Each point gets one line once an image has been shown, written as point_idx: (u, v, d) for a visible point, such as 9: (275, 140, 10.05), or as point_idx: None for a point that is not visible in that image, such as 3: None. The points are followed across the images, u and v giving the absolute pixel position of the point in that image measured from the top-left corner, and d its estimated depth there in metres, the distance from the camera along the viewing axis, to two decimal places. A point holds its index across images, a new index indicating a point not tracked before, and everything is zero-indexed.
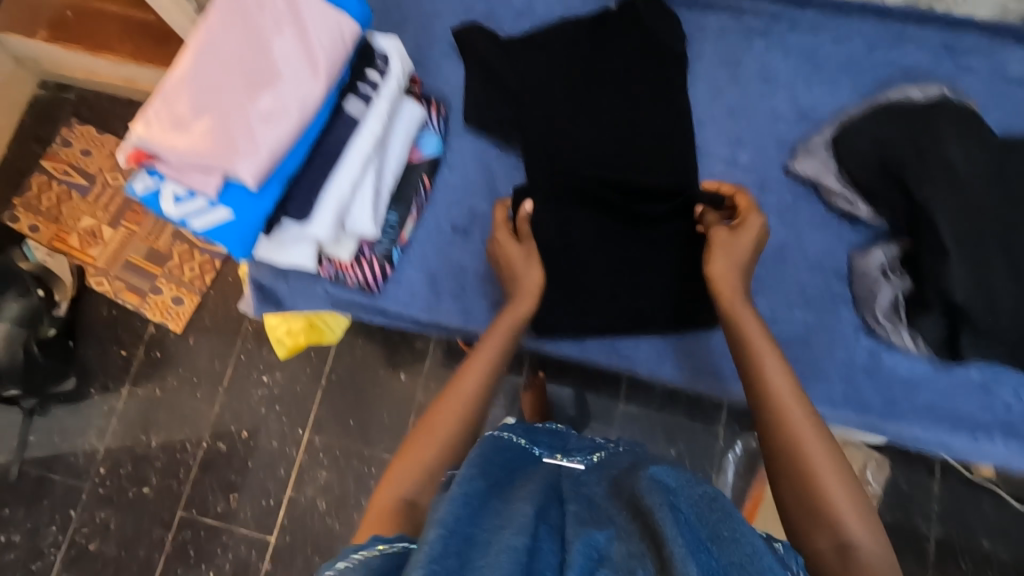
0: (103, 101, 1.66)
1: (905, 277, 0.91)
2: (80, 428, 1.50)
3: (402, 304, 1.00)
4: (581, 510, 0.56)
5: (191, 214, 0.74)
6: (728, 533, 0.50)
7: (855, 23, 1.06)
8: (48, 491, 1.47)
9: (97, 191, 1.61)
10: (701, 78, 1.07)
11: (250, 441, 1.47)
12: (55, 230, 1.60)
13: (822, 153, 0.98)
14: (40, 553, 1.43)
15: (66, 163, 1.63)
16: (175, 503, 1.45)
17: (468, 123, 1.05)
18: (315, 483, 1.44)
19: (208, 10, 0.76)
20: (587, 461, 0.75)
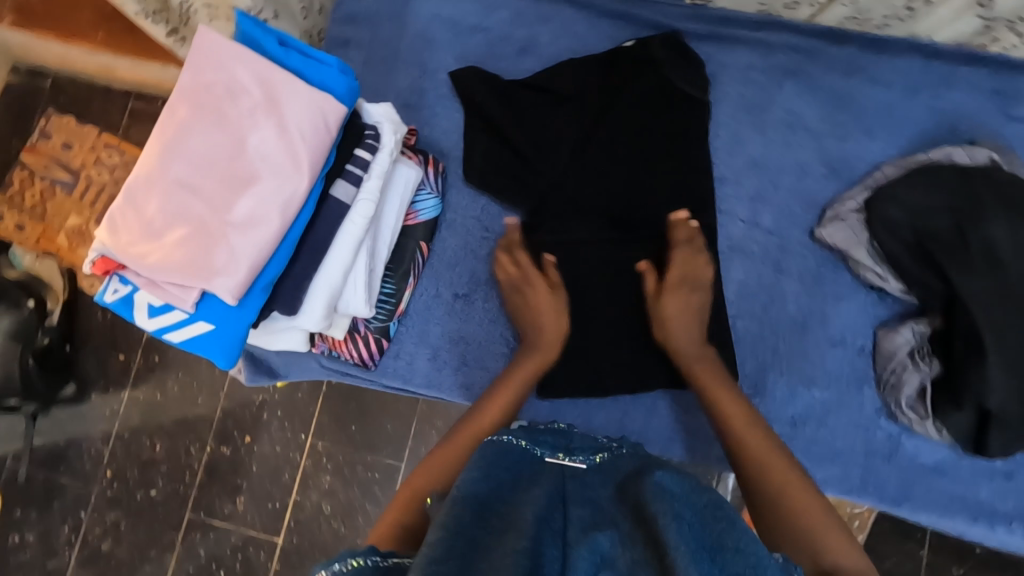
0: (80, 89, 1.54)
1: (934, 363, 0.84)
2: (85, 431, 1.45)
3: (401, 377, 0.95)
4: (585, 518, 0.47)
5: (168, 327, 0.68)
6: (732, 543, 0.43)
7: (896, 62, 0.95)
8: (58, 493, 1.42)
9: (82, 187, 1.45)
10: (722, 125, 0.98)
11: (252, 445, 1.41)
12: (40, 231, 1.42)
13: (853, 222, 0.89)
14: (55, 551, 1.39)
15: (45, 155, 1.44)
16: (182, 505, 1.40)
17: (468, 180, 0.97)
18: (320, 488, 1.38)
19: (175, 99, 0.69)
20: (590, 463, 0.61)
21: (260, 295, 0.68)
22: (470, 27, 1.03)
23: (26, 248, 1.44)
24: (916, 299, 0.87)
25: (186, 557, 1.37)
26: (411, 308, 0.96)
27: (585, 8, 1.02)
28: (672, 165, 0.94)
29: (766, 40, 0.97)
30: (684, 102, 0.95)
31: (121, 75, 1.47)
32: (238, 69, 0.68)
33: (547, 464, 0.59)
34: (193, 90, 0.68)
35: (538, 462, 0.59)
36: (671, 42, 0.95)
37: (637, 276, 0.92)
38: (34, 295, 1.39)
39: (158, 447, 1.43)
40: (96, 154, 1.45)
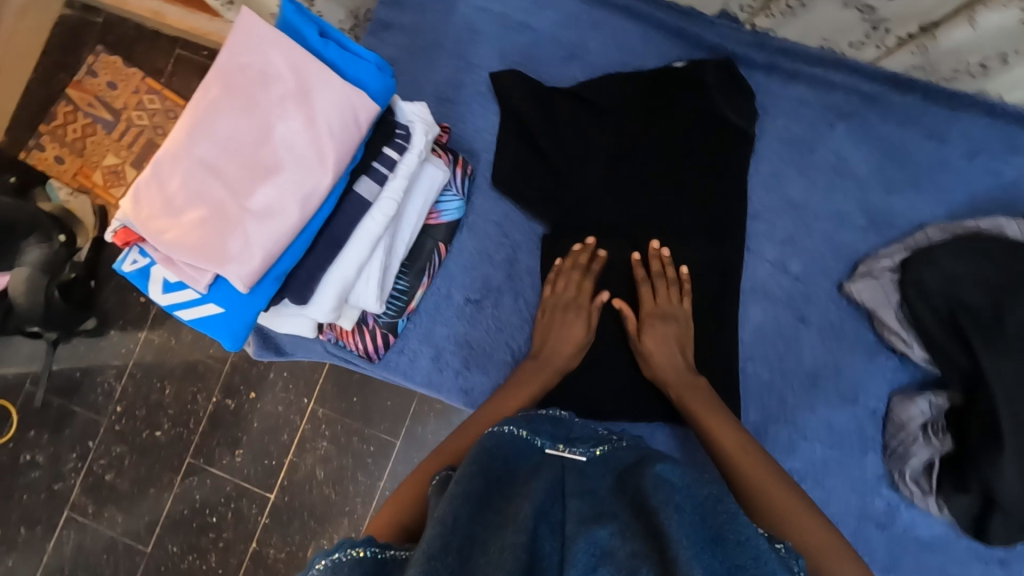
0: (128, 29, 1.51)
1: (946, 440, 0.81)
2: (99, 366, 1.47)
3: (402, 373, 0.95)
4: (583, 509, 0.44)
5: (180, 305, 0.69)
6: (733, 536, 0.41)
7: (959, 119, 0.90)
8: (69, 422, 1.46)
9: (122, 128, 1.49)
10: (764, 161, 0.94)
11: (256, 402, 1.44)
12: (79, 165, 1.49)
13: (886, 281, 0.86)
14: (61, 476, 1.43)
15: (91, 94, 1.50)
16: (185, 450, 1.44)
17: (495, 185, 0.95)
18: (316, 452, 1.40)
19: (209, 77, 0.68)
20: (590, 453, 0.55)
21: (271, 285, 0.68)
22: (518, 26, 1.00)
23: (62, 181, 1.48)
24: (939, 371, 0.84)
25: (181, 498, 1.41)
26: (421, 307, 0.96)
27: (639, 20, 0.98)
28: (706, 196, 0.91)
29: (825, 77, 0.92)
30: (727, 132, 0.91)
31: (169, 20, 1.43)
32: (275, 55, 0.67)
33: (546, 456, 0.55)
34: (228, 71, 0.67)
35: (536, 455, 0.55)
36: (724, 69, 0.91)
37: None
38: (65, 230, 1.38)
39: (168, 391, 1.46)
40: (139, 98, 1.49)
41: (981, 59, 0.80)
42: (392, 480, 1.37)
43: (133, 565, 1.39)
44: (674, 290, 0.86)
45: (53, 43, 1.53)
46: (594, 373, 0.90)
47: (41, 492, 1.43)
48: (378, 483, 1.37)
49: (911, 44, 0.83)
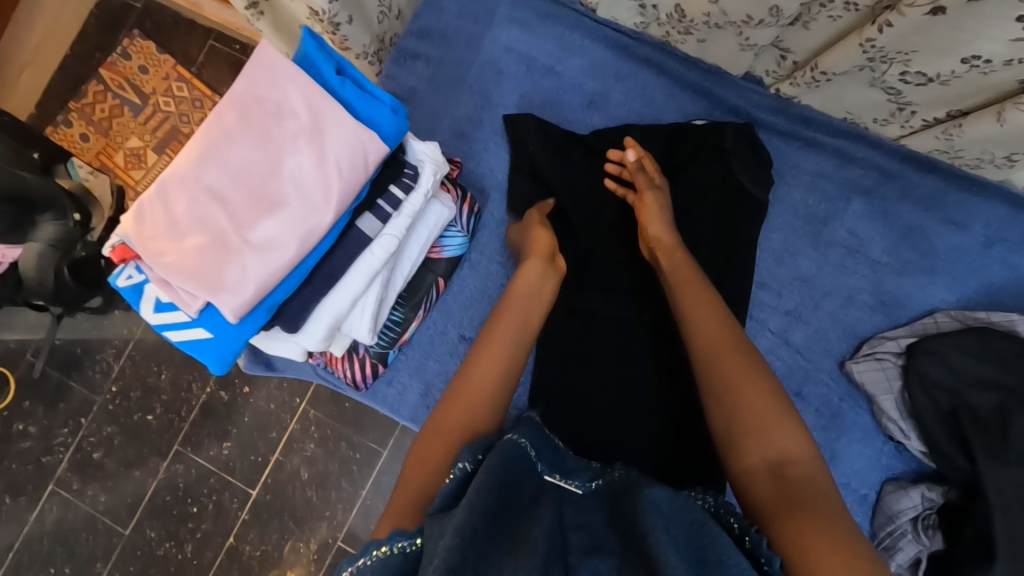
0: (165, 16, 1.50)
1: (936, 538, 0.78)
2: (100, 344, 1.48)
3: (389, 404, 0.95)
4: (581, 541, 0.46)
5: (170, 325, 0.69)
6: (716, 557, 0.43)
7: (982, 207, 0.87)
8: (64, 396, 1.46)
9: (148, 112, 1.48)
10: (776, 228, 0.92)
11: (249, 397, 1.43)
12: (103, 145, 1.48)
13: (888, 366, 0.84)
14: (51, 449, 1.44)
15: (122, 76, 1.49)
16: (174, 437, 1.43)
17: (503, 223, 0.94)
18: (302, 454, 1.39)
19: (224, 103, 0.67)
20: (584, 488, 0.57)
21: (262, 315, 0.68)
22: (542, 67, 1.00)
23: (84, 159, 1.48)
24: (934, 465, 0.81)
25: (165, 485, 1.41)
26: (415, 338, 0.96)
27: (664, 74, 0.97)
28: (715, 261, 0.88)
29: (846, 151, 0.91)
30: (740, 197, 0.89)
31: (207, 14, 1.43)
32: (291, 89, 0.68)
33: (545, 482, 0.56)
34: (245, 100, 0.67)
35: (539, 479, 0.56)
36: (744, 134, 0.90)
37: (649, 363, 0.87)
38: (81, 209, 1.33)
39: (163, 376, 1.46)
40: (168, 85, 1.48)
41: (1005, 155, 0.78)
42: (374, 491, 1.35)
43: (110, 547, 1.39)
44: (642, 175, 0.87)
45: (92, 25, 1.51)
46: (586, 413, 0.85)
47: (30, 463, 1.43)
48: (361, 492, 1.36)
49: (937, 129, 0.81)
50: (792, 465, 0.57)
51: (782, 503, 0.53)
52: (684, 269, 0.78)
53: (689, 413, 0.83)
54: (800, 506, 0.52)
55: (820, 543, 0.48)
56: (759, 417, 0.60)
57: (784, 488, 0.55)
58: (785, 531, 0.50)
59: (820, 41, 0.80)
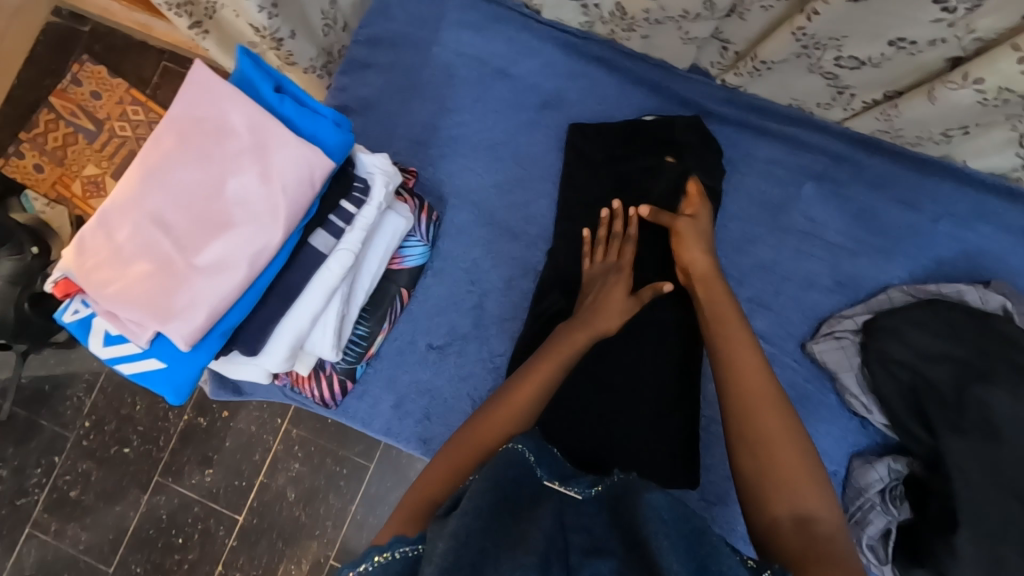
0: (115, 40, 1.47)
1: (903, 508, 0.79)
2: (70, 378, 1.44)
3: (360, 419, 0.94)
4: (583, 546, 0.45)
5: (122, 357, 0.67)
6: (716, 569, 0.42)
7: (929, 185, 0.90)
8: (36, 434, 1.42)
9: (104, 138, 1.44)
10: (734, 217, 0.94)
11: (229, 420, 1.40)
12: (58, 174, 1.43)
13: (847, 344, 0.85)
14: (25, 490, 1.39)
15: (74, 103, 1.45)
16: (154, 467, 1.40)
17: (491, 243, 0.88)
18: (288, 473, 1.37)
19: (163, 128, 0.66)
20: (586, 492, 0.53)
21: (217, 340, 0.67)
22: (494, 72, 1.00)
23: (39, 192, 1.42)
24: (899, 438, 0.83)
25: (147, 517, 1.38)
26: (382, 351, 0.95)
27: (615, 71, 0.97)
28: None
29: (795, 137, 0.93)
30: None
31: (158, 34, 1.39)
32: (230, 109, 0.66)
33: (545, 488, 0.53)
34: (183, 123, 0.66)
35: (538, 482, 0.54)
36: (694, 127, 0.91)
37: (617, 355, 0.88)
38: (39, 241, 1.26)
39: (138, 406, 1.42)
40: (123, 109, 1.45)
41: (945, 130, 0.81)
42: (364, 506, 1.33)
43: None
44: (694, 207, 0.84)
45: (40, 52, 1.46)
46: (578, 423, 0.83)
47: (4, 506, 1.39)
48: (350, 507, 1.34)
49: (877, 109, 0.83)
50: (818, 521, 0.55)
51: (809, 557, 0.52)
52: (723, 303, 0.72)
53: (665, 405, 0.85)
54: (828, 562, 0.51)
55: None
56: (796, 474, 0.57)
57: (812, 542, 0.53)
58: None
59: (756, 32, 0.82)
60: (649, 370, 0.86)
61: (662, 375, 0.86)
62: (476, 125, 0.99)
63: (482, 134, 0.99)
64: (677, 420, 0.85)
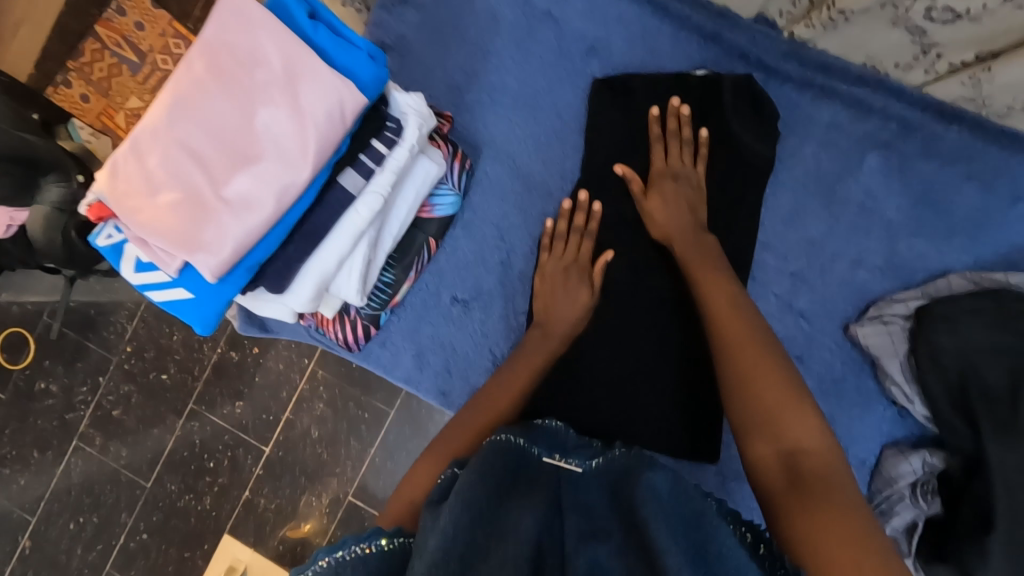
0: None
1: (934, 503, 0.76)
2: (113, 305, 1.50)
3: (382, 366, 0.94)
4: (581, 525, 0.44)
5: (151, 285, 0.68)
6: (716, 549, 0.40)
7: (1012, 164, 0.81)
8: (82, 355, 1.49)
9: (148, 72, 1.46)
10: (785, 186, 0.87)
11: (259, 357, 1.44)
12: (104, 106, 1.45)
13: (895, 330, 0.80)
14: (72, 406, 1.48)
15: (119, 33, 1.45)
16: (188, 395, 1.46)
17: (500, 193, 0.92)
18: (312, 413, 1.41)
19: (193, 51, 0.64)
20: (585, 465, 0.55)
21: (243, 275, 0.66)
22: (539, 14, 0.93)
23: (85, 121, 1.45)
24: (938, 432, 0.78)
25: (182, 441, 1.45)
26: (407, 301, 0.93)
27: (669, 18, 0.90)
28: (722, 216, 0.84)
29: (864, 100, 0.84)
30: (746, 155, 0.84)
31: None
32: (262, 36, 0.64)
33: (544, 467, 0.55)
34: (212, 48, 0.63)
35: (535, 465, 0.55)
36: (751, 83, 0.83)
37: (643, 323, 0.85)
38: (84, 169, 1.26)
39: (175, 336, 1.48)
40: (165, 42, 1.45)
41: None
42: (383, 451, 1.37)
43: (134, 498, 1.44)
44: (689, 153, 0.82)
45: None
46: (586, 391, 0.85)
47: (53, 419, 1.48)
48: (369, 450, 1.38)
49: (965, 74, 0.76)
50: (805, 455, 0.52)
51: (794, 488, 0.50)
52: (697, 254, 0.75)
53: (691, 377, 0.83)
54: (807, 492, 0.48)
55: (834, 538, 0.44)
56: (781, 408, 0.55)
57: (798, 476, 0.50)
58: (797, 524, 0.46)
59: None
60: (675, 340, 0.84)
61: (692, 347, 0.83)
62: (515, 71, 0.93)
63: (521, 81, 0.93)
64: (703, 393, 0.83)
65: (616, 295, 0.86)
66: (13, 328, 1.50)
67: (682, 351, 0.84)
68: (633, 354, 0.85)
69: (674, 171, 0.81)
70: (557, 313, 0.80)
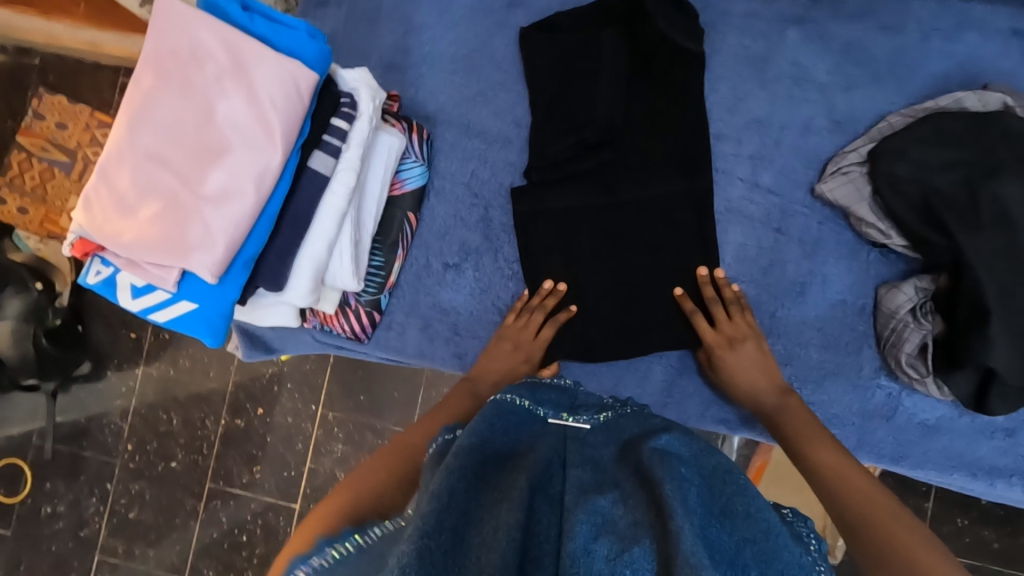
0: (71, 67, 1.49)
1: (935, 320, 0.81)
2: (103, 407, 1.46)
3: (393, 350, 0.94)
4: (584, 478, 0.49)
5: (152, 307, 0.68)
6: (741, 508, 0.46)
7: (908, 4, 0.90)
8: (83, 467, 1.45)
9: (81, 167, 1.43)
10: (721, 79, 0.93)
11: (266, 417, 1.42)
12: (44, 214, 1.40)
13: (855, 176, 0.86)
14: (86, 521, 1.43)
15: (41, 137, 1.42)
16: (203, 475, 1.43)
17: (454, 200, 0.95)
18: (332, 455, 1.39)
19: (140, 68, 0.66)
20: (593, 421, 0.61)
21: (240, 271, 0.67)
22: None
23: (30, 230, 1.40)
24: (920, 256, 0.84)
25: (208, 522, 1.41)
26: (402, 280, 0.95)
27: None
28: (670, 120, 0.90)
29: None
30: (679, 59, 0.90)
31: (106, 50, 1.37)
32: (201, 35, 0.66)
33: (550, 426, 0.60)
34: (158, 59, 0.66)
35: (539, 424, 0.60)
36: None
37: (629, 240, 0.89)
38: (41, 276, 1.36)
39: (175, 421, 1.45)
40: (91, 134, 1.43)
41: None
42: None
43: None
44: (735, 309, 0.84)
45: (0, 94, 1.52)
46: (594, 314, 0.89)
47: (69, 540, 1.43)
48: None
49: None
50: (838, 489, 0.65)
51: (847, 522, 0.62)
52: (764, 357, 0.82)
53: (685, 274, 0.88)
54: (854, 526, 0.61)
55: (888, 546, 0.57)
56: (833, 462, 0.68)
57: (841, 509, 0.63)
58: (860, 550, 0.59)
59: None
60: (663, 241, 0.88)
61: (678, 247, 0.88)
62: (447, 39, 0.97)
63: (456, 45, 0.97)
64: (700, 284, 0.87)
65: (596, 219, 0.89)
66: (7, 460, 1.46)
67: (670, 250, 0.88)
68: (625, 270, 0.88)
69: (731, 335, 0.83)
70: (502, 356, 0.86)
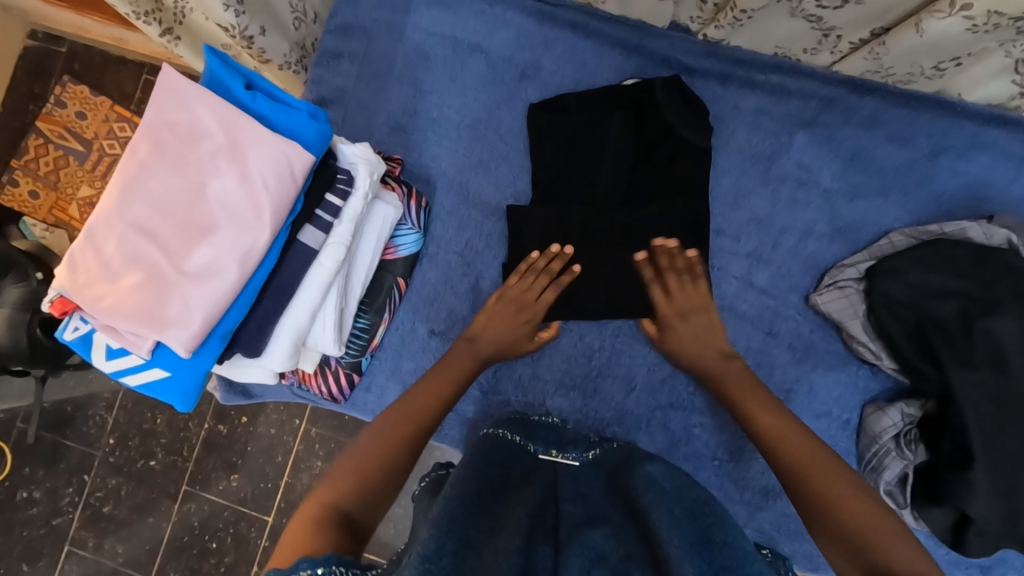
0: (94, 59, 1.45)
1: (919, 451, 0.79)
2: (89, 399, 1.45)
3: (370, 411, 0.95)
4: (578, 516, 0.50)
5: (125, 369, 0.68)
6: (721, 537, 0.47)
7: (924, 119, 0.87)
8: (63, 456, 1.44)
9: (95, 158, 1.42)
10: (725, 173, 0.92)
11: (249, 425, 1.40)
12: (54, 199, 1.41)
13: (851, 292, 0.84)
14: (60, 510, 1.41)
15: (61, 125, 1.43)
16: (180, 477, 1.41)
17: (445, 269, 0.94)
18: (311, 471, 1.37)
19: (138, 137, 0.66)
20: (582, 458, 0.64)
21: (217, 344, 0.67)
22: (468, 49, 0.98)
23: (36, 217, 1.41)
24: (909, 380, 0.82)
25: (180, 525, 1.39)
26: (385, 342, 0.94)
27: (591, 35, 0.95)
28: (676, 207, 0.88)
29: (782, 85, 0.91)
30: (683, 152, 0.89)
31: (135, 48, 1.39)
32: (202, 112, 0.66)
33: (540, 461, 0.63)
34: (156, 130, 0.66)
35: (530, 458, 0.62)
36: (672, 86, 0.89)
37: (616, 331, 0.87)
38: (42, 266, 1.30)
39: (159, 420, 1.43)
40: (109, 127, 1.42)
41: (1013, 18, 0.66)
42: None
43: None
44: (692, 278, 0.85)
45: (19, 77, 1.47)
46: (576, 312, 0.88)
47: (41, 528, 1.41)
48: None
49: (865, 49, 0.82)
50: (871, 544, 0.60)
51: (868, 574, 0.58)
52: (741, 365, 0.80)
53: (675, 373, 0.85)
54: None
55: None
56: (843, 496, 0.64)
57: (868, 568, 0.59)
58: None
59: None
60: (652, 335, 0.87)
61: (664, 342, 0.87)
62: (455, 105, 0.97)
63: (462, 114, 0.97)
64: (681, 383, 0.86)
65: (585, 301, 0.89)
66: None
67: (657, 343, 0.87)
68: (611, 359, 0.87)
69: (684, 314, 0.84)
70: (489, 335, 0.85)
